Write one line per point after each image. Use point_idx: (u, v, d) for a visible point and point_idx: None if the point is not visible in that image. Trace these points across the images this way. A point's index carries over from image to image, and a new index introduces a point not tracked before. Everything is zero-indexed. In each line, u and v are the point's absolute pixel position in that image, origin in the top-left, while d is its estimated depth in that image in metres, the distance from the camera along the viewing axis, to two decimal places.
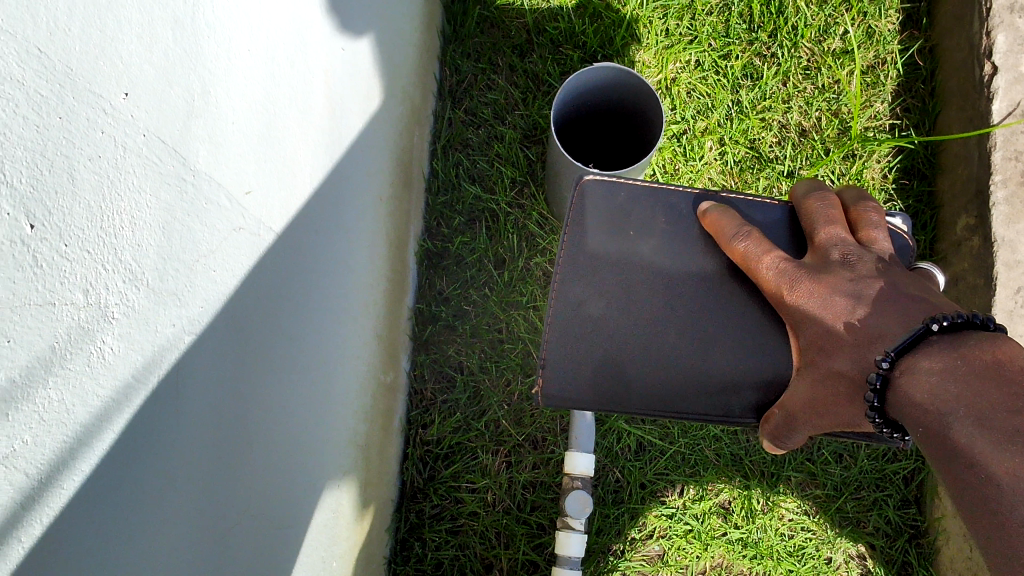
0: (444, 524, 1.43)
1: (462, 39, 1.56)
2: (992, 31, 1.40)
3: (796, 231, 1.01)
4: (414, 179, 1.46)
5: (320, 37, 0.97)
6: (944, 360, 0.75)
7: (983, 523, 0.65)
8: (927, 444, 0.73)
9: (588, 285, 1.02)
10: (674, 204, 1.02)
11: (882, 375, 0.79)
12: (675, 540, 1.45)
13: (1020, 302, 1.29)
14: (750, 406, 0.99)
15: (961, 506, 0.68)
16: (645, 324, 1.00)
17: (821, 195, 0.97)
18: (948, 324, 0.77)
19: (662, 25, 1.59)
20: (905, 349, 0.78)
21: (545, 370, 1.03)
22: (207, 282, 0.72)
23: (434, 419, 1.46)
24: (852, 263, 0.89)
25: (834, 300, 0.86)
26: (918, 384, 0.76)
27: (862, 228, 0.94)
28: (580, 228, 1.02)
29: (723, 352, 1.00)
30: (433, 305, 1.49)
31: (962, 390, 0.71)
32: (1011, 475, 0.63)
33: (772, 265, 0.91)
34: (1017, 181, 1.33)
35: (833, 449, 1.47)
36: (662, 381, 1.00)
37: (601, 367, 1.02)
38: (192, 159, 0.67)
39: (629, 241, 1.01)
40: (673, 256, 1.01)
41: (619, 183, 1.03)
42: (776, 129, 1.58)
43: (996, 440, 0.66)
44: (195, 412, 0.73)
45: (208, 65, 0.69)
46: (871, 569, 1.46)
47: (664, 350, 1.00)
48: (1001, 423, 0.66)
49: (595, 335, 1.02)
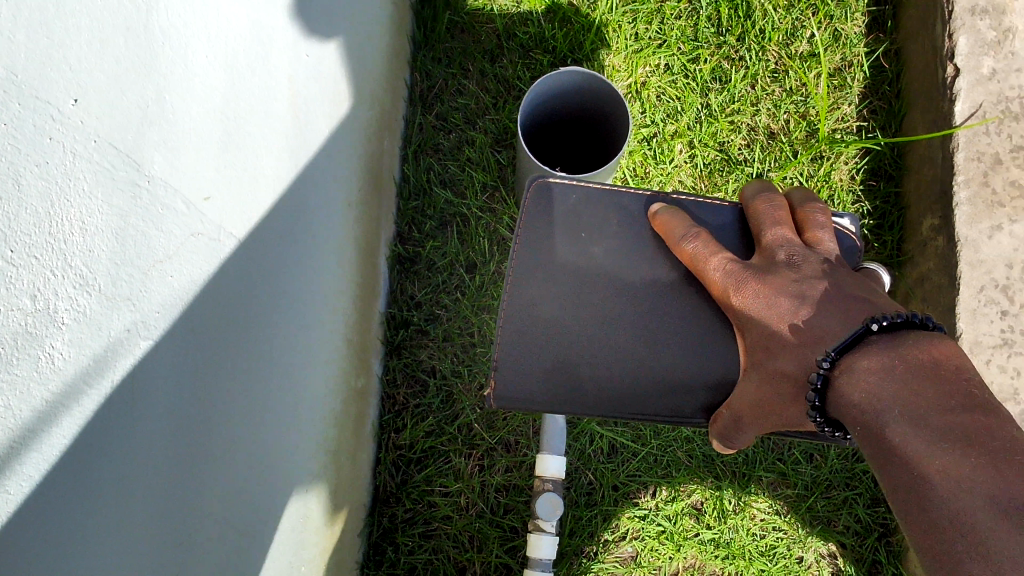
0: (417, 528, 1.44)
1: (432, 44, 1.57)
2: (954, 34, 1.41)
3: (744, 230, 1.05)
4: (385, 182, 1.46)
5: (282, 43, 0.97)
6: (881, 361, 0.81)
7: (914, 515, 0.70)
8: (866, 439, 0.79)
9: (539, 288, 1.04)
10: (624, 206, 1.05)
11: (823, 376, 0.84)
12: (648, 541, 1.46)
13: (983, 301, 1.30)
14: (699, 406, 1.02)
15: (895, 500, 0.73)
16: (596, 326, 1.03)
17: (770, 196, 1.01)
18: (887, 325, 0.83)
19: (631, 29, 1.60)
20: (847, 349, 0.84)
21: (497, 371, 1.05)
22: (163, 287, 0.73)
23: (406, 424, 1.46)
24: (797, 265, 0.93)
25: (778, 301, 0.90)
26: (858, 384, 0.81)
27: (809, 230, 0.99)
28: (532, 231, 1.05)
29: (673, 353, 1.02)
30: (404, 310, 1.49)
31: (901, 391, 0.77)
32: (945, 470, 0.69)
33: (718, 266, 0.95)
34: (979, 181, 1.35)
35: (803, 449, 1.49)
36: (613, 381, 1.03)
37: (552, 368, 1.04)
38: (147, 165, 0.67)
39: (581, 243, 1.04)
40: (623, 258, 1.03)
41: (573, 185, 1.04)
42: (745, 132, 1.59)
43: (933, 439, 0.71)
44: (152, 419, 0.73)
45: (163, 72, 0.69)
46: (842, 567, 1.47)
47: (615, 352, 1.03)
48: (937, 423, 0.72)
49: (547, 337, 1.04)
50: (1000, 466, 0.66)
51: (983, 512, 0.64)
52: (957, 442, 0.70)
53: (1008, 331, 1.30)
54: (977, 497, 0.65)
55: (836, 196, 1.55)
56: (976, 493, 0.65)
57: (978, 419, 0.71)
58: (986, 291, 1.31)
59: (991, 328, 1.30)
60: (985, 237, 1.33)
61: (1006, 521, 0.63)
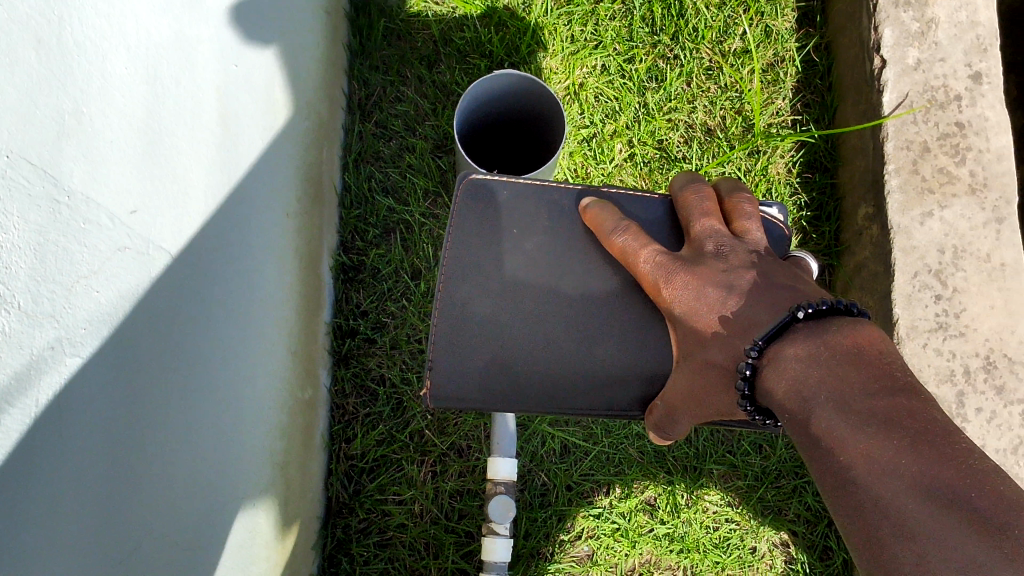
0: (372, 538, 1.43)
1: (369, 52, 1.56)
2: (879, 26, 1.44)
3: (673, 223, 1.09)
4: (325, 194, 1.45)
5: (208, 53, 0.96)
6: (807, 348, 0.85)
7: (843, 497, 0.74)
8: (794, 425, 0.83)
9: (472, 285, 1.06)
10: (552, 202, 1.09)
11: (751, 364, 0.88)
12: (603, 539, 1.47)
13: (918, 286, 1.34)
14: (635, 399, 1.05)
15: (825, 484, 0.77)
16: (529, 321, 1.05)
17: (698, 188, 1.05)
18: (813, 312, 0.87)
19: (567, 31, 1.62)
20: (773, 337, 0.88)
21: (433, 371, 1.06)
22: (89, 302, 0.72)
23: (357, 433, 1.46)
24: (725, 255, 0.98)
25: (706, 291, 0.95)
26: (785, 371, 0.85)
27: (736, 219, 1.03)
28: (463, 229, 1.07)
29: (606, 346, 1.05)
30: (350, 319, 1.48)
31: (825, 376, 0.82)
32: (869, 454, 0.73)
33: (648, 259, 0.99)
34: (909, 169, 1.38)
35: (752, 441, 1.50)
36: (548, 376, 1.05)
37: (487, 365, 1.05)
38: (66, 180, 0.66)
39: (512, 238, 1.07)
40: (553, 252, 1.07)
41: (501, 182, 1.08)
42: (683, 129, 1.61)
43: (855, 423, 0.76)
44: (83, 440, 0.72)
45: (80, 85, 0.68)
46: (794, 555, 1.49)
47: (549, 346, 1.05)
48: (861, 408, 0.76)
49: (481, 335, 1.06)
50: (921, 447, 0.70)
51: (907, 493, 0.68)
52: (877, 425, 0.74)
53: (943, 314, 1.32)
54: (902, 479, 0.69)
55: (774, 189, 1.58)
56: (900, 475, 0.70)
57: (898, 402, 0.75)
58: (919, 276, 1.34)
59: (926, 312, 1.33)
60: (916, 223, 1.36)
61: (929, 501, 0.67)
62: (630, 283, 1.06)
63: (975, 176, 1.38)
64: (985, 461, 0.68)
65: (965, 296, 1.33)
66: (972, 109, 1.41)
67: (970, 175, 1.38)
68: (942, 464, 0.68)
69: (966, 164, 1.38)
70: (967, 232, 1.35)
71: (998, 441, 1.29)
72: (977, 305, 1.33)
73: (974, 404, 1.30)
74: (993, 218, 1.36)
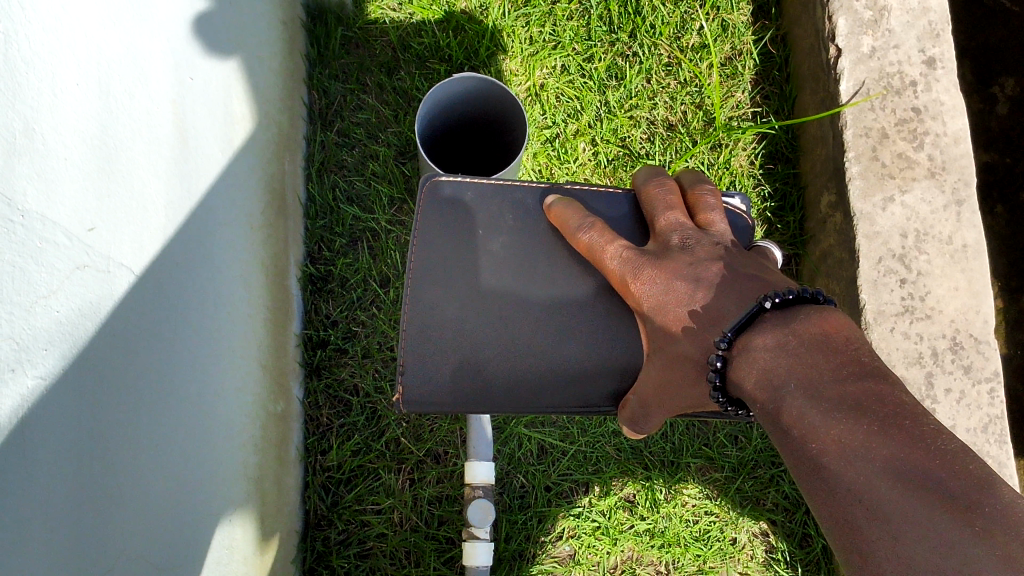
0: (352, 549, 1.42)
1: (328, 62, 1.56)
2: (833, 16, 1.46)
3: (639, 217, 1.10)
4: (289, 207, 1.44)
5: (161, 68, 0.95)
6: (776, 337, 0.86)
7: (816, 483, 0.75)
8: (766, 414, 0.83)
9: (440, 285, 1.07)
10: (520, 200, 1.10)
11: (722, 356, 0.88)
12: (584, 538, 1.47)
13: (883, 271, 1.35)
14: (606, 394, 1.05)
15: (799, 472, 0.77)
16: (499, 320, 1.05)
17: (660, 182, 1.06)
18: (780, 301, 0.88)
19: (525, 33, 1.62)
20: (742, 328, 0.89)
21: (403, 376, 1.05)
22: (49, 320, 0.71)
23: (332, 445, 1.45)
24: (691, 248, 0.98)
25: (674, 285, 0.95)
26: (755, 361, 0.86)
27: (701, 212, 1.04)
28: (430, 229, 1.08)
29: (576, 341, 1.05)
30: (320, 330, 1.47)
31: (794, 364, 0.82)
32: (841, 438, 0.73)
33: (615, 254, 0.99)
34: (869, 156, 1.40)
35: (727, 433, 1.51)
36: (520, 374, 1.04)
37: (458, 367, 1.05)
38: (20, 200, 0.66)
39: (478, 238, 1.08)
40: (521, 250, 1.07)
41: (465, 183, 1.09)
42: (645, 126, 1.62)
43: (825, 409, 0.76)
44: (47, 464, 0.70)
45: (28, 102, 0.67)
46: (774, 544, 1.50)
47: (519, 344, 1.05)
48: (831, 394, 0.77)
49: (451, 335, 1.05)
50: (891, 431, 0.71)
51: (880, 476, 0.69)
52: (848, 410, 0.75)
53: (908, 297, 1.34)
54: (874, 462, 0.70)
55: (738, 182, 1.59)
56: (872, 458, 0.70)
57: (868, 388, 0.76)
58: (884, 261, 1.35)
59: (892, 297, 1.34)
60: (879, 209, 1.37)
61: (901, 483, 0.67)
62: (599, 279, 1.06)
63: (933, 160, 1.39)
64: (952, 442, 0.69)
65: (929, 279, 1.35)
66: (927, 94, 1.43)
67: (929, 159, 1.39)
68: (912, 446, 0.69)
69: (924, 148, 1.40)
70: (929, 216, 1.37)
71: (968, 421, 1.30)
72: (942, 287, 1.34)
73: (943, 385, 1.31)
74: (953, 201, 1.37)
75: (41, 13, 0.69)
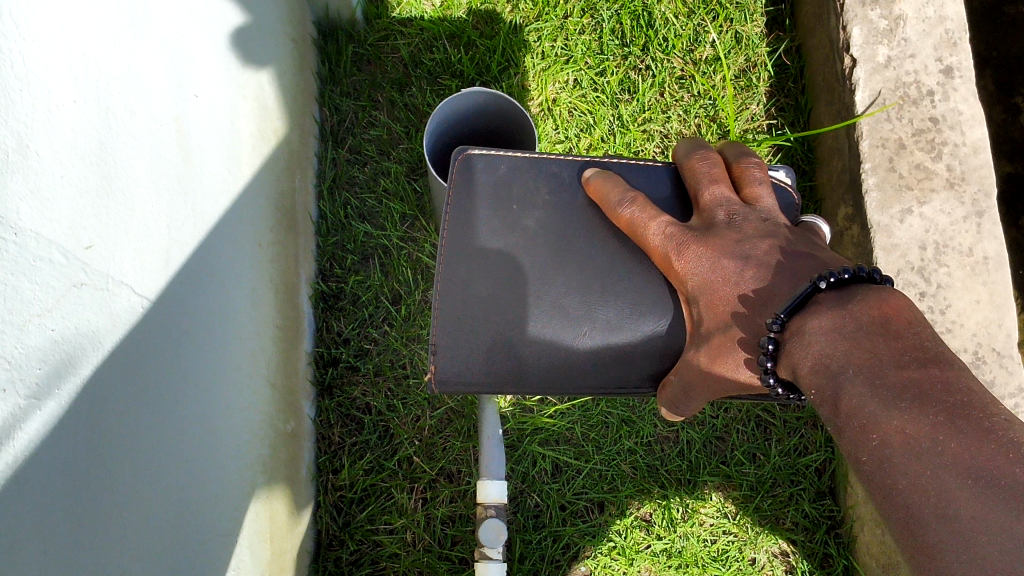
0: (364, 569, 1.40)
1: (339, 79, 1.56)
2: (848, 25, 1.44)
3: (680, 186, 1.10)
4: (300, 224, 1.43)
5: (163, 84, 0.95)
6: (833, 320, 0.83)
7: (876, 479, 0.71)
8: (822, 402, 0.80)
9: (473, 263, 1.06)
10: (556, 175, 1.09)
11: (774, 338, 0.87)
12: (600, 558, 1.44)
13: (901, 284, 1.32)
14: (644, 375, 1.04)
15: (859, 467, 0.74)
16: (536, 300, 1.04)
17: (703, 154, 1.06)
18: (835, 282, 0.86)
19: (538, 48, 1.62)
20: (796, 310, 0.87)
21: (436, 355, 1.05)
22: (44, 341, 0.69)
23: (344, 464, 1.43)
24: (734, 224, 0.97)
25: (721, 263, 0.94)
26: (810, 346, 0.83)
27: (748, 185, 1.03)
28: (465, 202, 1.07)
29: (612, 322, 1.04)
30: (332, 347, 1.46)
31: (853, 349, 0.79)
32: (905, 430, 0.70)
33: (658, 230, 0.99)
34: (886, 167, 1.38)
35: (745, 450, 1.49)
36: (558, 354, 1.04)
37: (490, 348, 1.04)
38: (12, 216, 0.65)
39: (512, 213, 1.07)
40: (557, 225, 1.07)
41: (499, 155, 1.09)
42: (658, 139, 1.61)
43: (888, 398, 0.73)
44: (44, 487, 0.68)
45: (23, 118, 0.66)
46: (795, 565, 1.47)
47: (557, 324, 1.04)
48: (892, 381, 0.74)
49: (487, 315, 1.04)
50: (958, 423, 0.67)
51: (948, 472, 0.65)
52: (914, 399, 0.71)
53: (927, 311, 1.31)
54: (942, 458, 0.66)
55: None
56: (939, 453, 0.66)
57: (931, 375, 0.72)
58: (902, 274, 1.32)
59: None
60: (896, 220, 1.34)
61: (971, 479, 0.63)
62: (622, 287, 1.05)
63: (952, 171, 1.37)
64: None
65: (950, 292, 1.32)
66: (945, 104, 1.40)
67: (947, 170, 1.37)
68: (982, 439, 0.65)
69: (943, 158, 1.38)
70: (948, 228, 1.34)
71: None
72: (962, 300, 1.31)
73: None
74: (973, 212, 1.35)
75: (36, 29, 0.68)
